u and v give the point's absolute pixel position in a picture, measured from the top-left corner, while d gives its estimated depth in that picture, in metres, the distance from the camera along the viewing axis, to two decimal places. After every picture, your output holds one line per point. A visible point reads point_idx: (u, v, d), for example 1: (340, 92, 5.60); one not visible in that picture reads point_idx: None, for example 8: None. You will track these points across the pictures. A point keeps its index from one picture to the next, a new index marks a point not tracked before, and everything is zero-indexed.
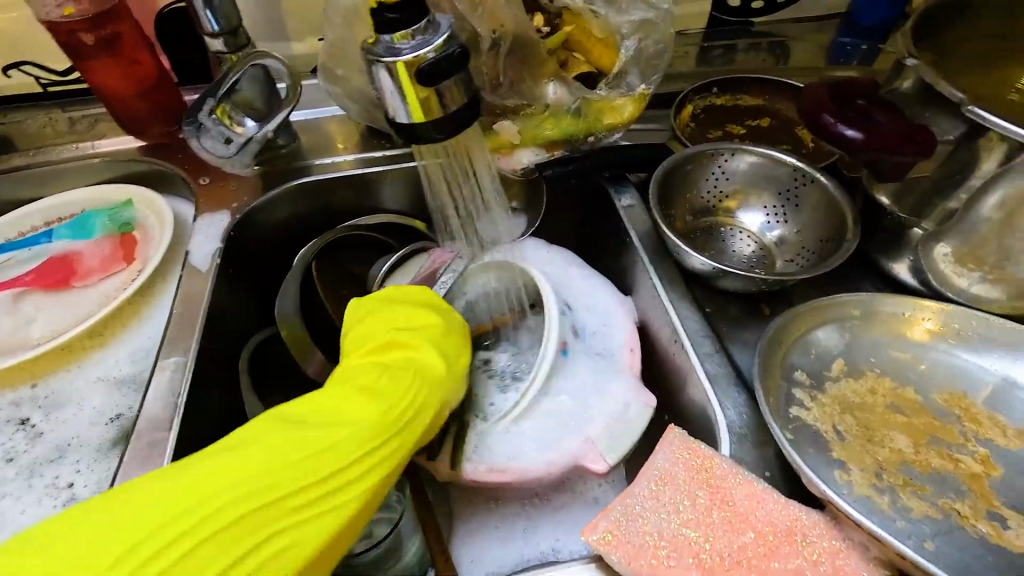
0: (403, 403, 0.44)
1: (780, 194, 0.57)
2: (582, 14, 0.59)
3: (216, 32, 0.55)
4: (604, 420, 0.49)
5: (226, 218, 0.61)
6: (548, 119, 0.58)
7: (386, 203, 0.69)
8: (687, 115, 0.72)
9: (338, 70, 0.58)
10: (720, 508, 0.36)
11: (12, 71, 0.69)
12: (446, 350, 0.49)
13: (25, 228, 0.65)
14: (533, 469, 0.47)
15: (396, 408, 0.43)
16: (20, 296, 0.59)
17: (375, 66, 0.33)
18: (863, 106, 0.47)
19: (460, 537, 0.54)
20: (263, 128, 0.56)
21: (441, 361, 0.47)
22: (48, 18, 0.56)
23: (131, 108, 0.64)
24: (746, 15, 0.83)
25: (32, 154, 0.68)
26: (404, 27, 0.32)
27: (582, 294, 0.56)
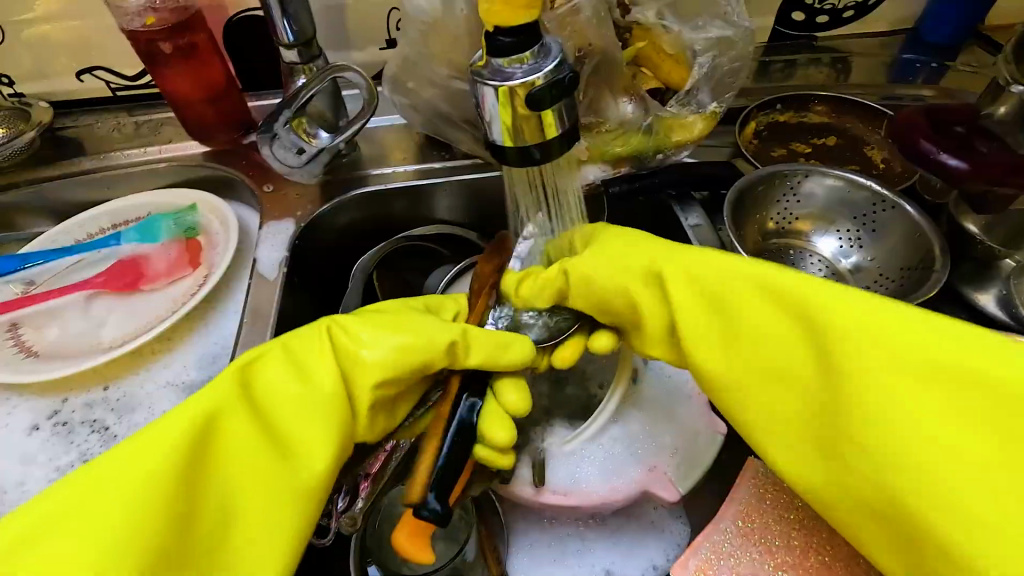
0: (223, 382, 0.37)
1: (856, 219, 0.56)
2: (654, 30, 0.57)
3: (292, 43, 0.56)
4: (668, 447, 0.48)
5: (292, 227, 0.62)
6: (621, 136, 0.57)
7: (442, 214, 0.69)
8: (750, 132, 0.71)
9: (410, 83, 0.58)
10: (818, 552, 0.36)
11: (85, 76, 0.71)
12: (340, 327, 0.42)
13: (94, 231, 0.66)
14: (598, 495, 0.46)
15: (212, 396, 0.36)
16: (92, 298, 0.60)
17: (482, 88, 0.33)
18: (962, 134, 0.47)
19: (517, 554, 0.53)
20: (336, 140, 0.57)
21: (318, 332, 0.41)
22: (130, 27, 0.57)
23: (199, 115, 0.65)
24: (811, 29, 0.81)
25: (102, 158, 0.70)
26: (519, 52, 0.31)
27: None
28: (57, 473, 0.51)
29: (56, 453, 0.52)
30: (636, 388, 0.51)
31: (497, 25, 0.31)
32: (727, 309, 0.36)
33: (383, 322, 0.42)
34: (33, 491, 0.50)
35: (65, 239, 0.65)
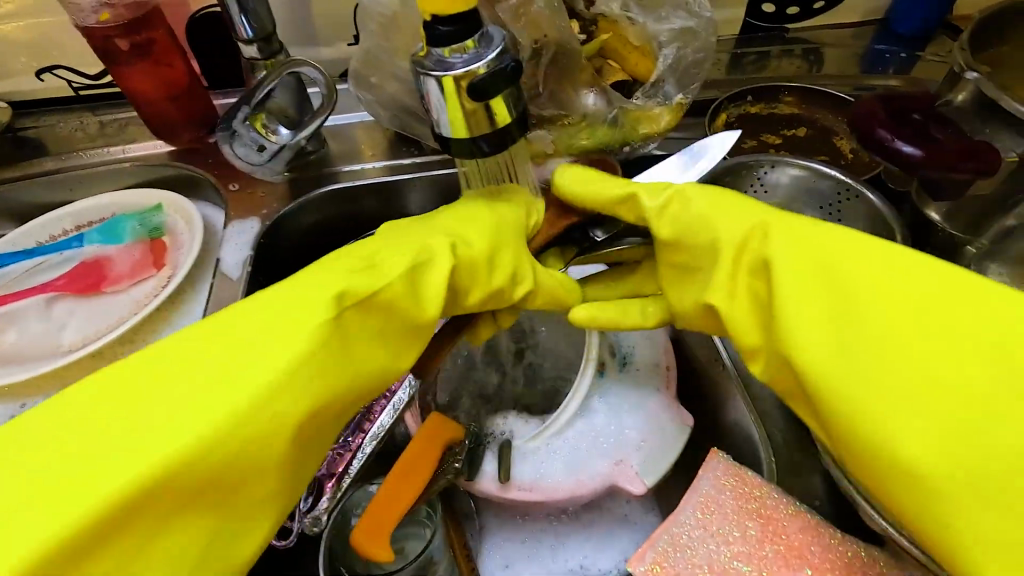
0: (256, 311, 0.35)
1: (822, 208, 0.56)
2: (619, 22, 0.56)
3: (250, 38, 0.55)
4: (633, 442, 0.48)
5: (257, 225, 0.61)
6: (585, 128, 0.56)
7: (412, 210, 0.68)
8: (720, 124, 0.71)
9: (373, 78, 0.58)
10: (772, 541, 0.36)
11: (46, 75, 0.69)
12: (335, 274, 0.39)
13: (56, 232, 0.65)
14: (563, 489, 0.46)
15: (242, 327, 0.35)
16: (53, 301, 0.59)
17: (424, 79, 0.32)
18: (919, 121, 0.47)
19: (487, 548, 0.53)
20: (297, 136, 0.56)
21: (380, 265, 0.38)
22: (84, 24, 0.56)
23: (162, 114, 0.64)
24: (781, 21, 0.81)
25: (65, 159, 0.69)
26: (459, 41, 0.31)
27: None
28: None
29: None
30: (602, 381, 0.50)
31: (437, 13, 0.30)
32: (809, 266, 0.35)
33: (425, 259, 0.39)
34: None
35: (26, 241, 0.64)
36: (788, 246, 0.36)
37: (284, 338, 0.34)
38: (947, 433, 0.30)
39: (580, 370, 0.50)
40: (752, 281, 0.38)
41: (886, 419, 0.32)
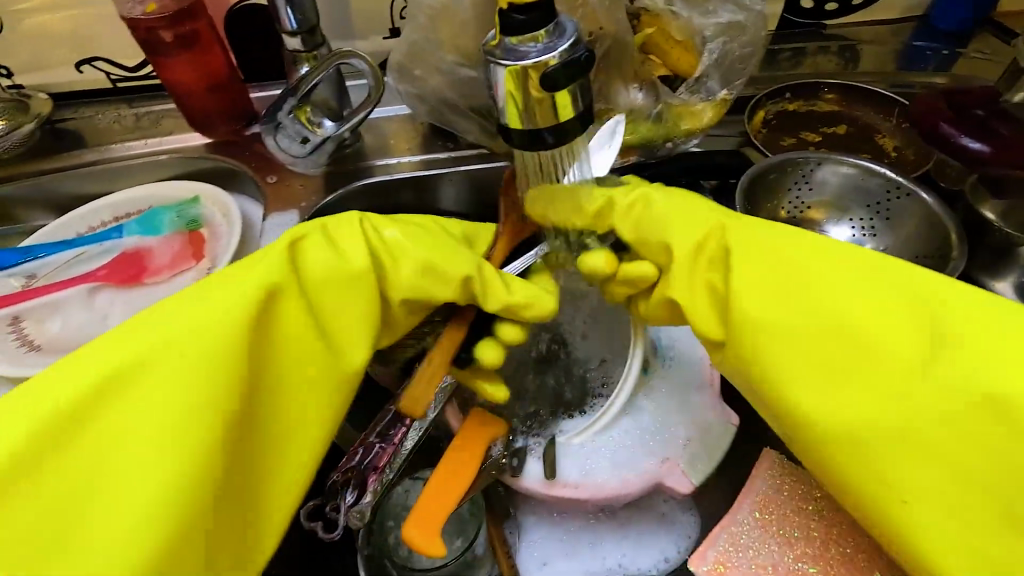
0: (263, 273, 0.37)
1: (869, 207, 0.55)
2: (662, 16, 0.56)
3: (295, 30, 0.55)
4: (680, 440, 0.47)
5: (296, 218, 0.61)
6: (629, 124, 0.55)
7: (446, 205, 0.68)
8: (759, 120, 0.70)
9: (415, 71, 0.57)
10: (837, 542, 0.36)
11: (85, 67, 0.70)
12: (382, 235, 0.41)
13: (96, 224, 0.65)
14: (610, 487, 0.45)
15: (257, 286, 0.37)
16: (94, 291, 0.60)
17: (494, 69, 0.32)
18: (981, 117, 0.46)
19: (526, 546, 0.53)
20: (341, 128, 0.55)
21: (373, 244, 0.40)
22: (130, 15, 0.56)
23: (201, 106, 0.64)
24: (819, 17, 0.80)
25: (103, 151, 0.69)
26: (532, 30, 0.30)
27: None
28: None
29: None
30: (648, 381, 0.50)
31: (512, 1, 0.30)
32: (777, 271, 0.35)
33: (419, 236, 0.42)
34: None
35: (66, 232, 0.65)
36: (746, 242, 0.36)
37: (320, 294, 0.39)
38: (873, 415, 0.32)
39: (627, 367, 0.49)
40: (709, 274, 0.38)
41: (813, 398, 0.33)
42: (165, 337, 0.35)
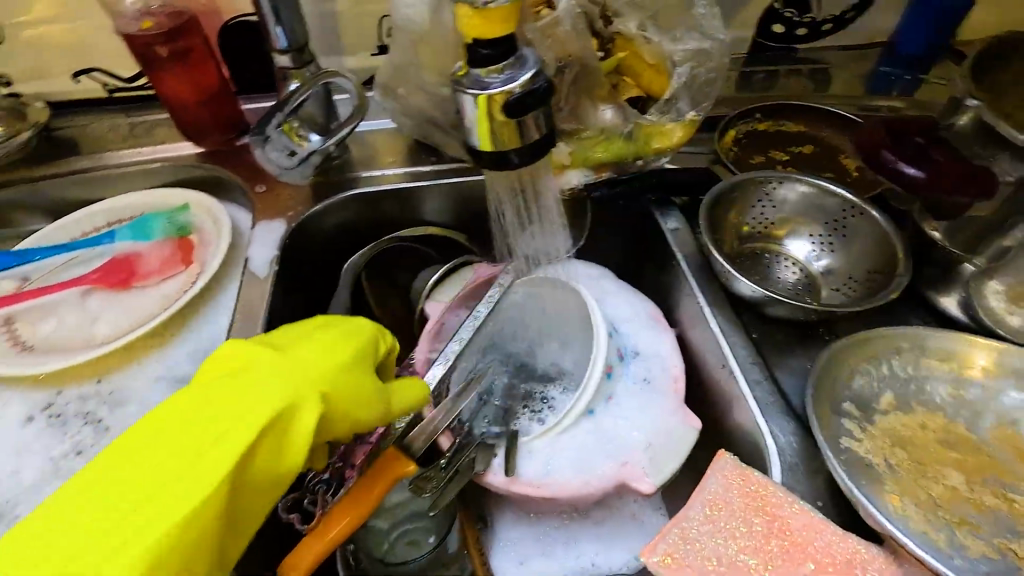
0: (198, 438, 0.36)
1: (828, 224, 0.58)
2: (635, 40, 0.59)
3: (284, 49, 0.57)
4: (640, 444, 0.50)
5: (283, 227, 0.63)
6: (601, 142, 0.59)
7: (430, 215, 0.70)
8: (730, 139, 0.73)
9: (400, 89, 0.60)
10: (778, 536, 0.37)
11: (82, 77, 0.72)
12: (307, 377, 0.41)
13: (89, 228, 0.67)
14: (572, 486, 0.48)
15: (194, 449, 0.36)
16: (86, 294, 0.61)
17: (462, 96, 0.34)
18: (922, 143, 0.51)
19: (501, 545, 0.55)
20: (327, 143, 0.58)
21: (306, 390, 0.40)
22: (127, 31, 0.59)
23: (194, 118, 0.66)
24: (790, 42, 0.84)
25: (97, 158, 0.71)
26: (496, 63, 0.33)
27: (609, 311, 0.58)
28: (48, 464, 0.51)
29: (46, 445, 0.52)
30: (610, 384, 0.53)
31: (478, 37, 0.32)
32: None
33: (318, 357, 0.43)
34: (27, 479, 0.50)
35: (59, 236, 0.67)
36: None
37: (264, 438, 0.38)
38: None
39: (588, 374, 0.52)
40: None
41: None
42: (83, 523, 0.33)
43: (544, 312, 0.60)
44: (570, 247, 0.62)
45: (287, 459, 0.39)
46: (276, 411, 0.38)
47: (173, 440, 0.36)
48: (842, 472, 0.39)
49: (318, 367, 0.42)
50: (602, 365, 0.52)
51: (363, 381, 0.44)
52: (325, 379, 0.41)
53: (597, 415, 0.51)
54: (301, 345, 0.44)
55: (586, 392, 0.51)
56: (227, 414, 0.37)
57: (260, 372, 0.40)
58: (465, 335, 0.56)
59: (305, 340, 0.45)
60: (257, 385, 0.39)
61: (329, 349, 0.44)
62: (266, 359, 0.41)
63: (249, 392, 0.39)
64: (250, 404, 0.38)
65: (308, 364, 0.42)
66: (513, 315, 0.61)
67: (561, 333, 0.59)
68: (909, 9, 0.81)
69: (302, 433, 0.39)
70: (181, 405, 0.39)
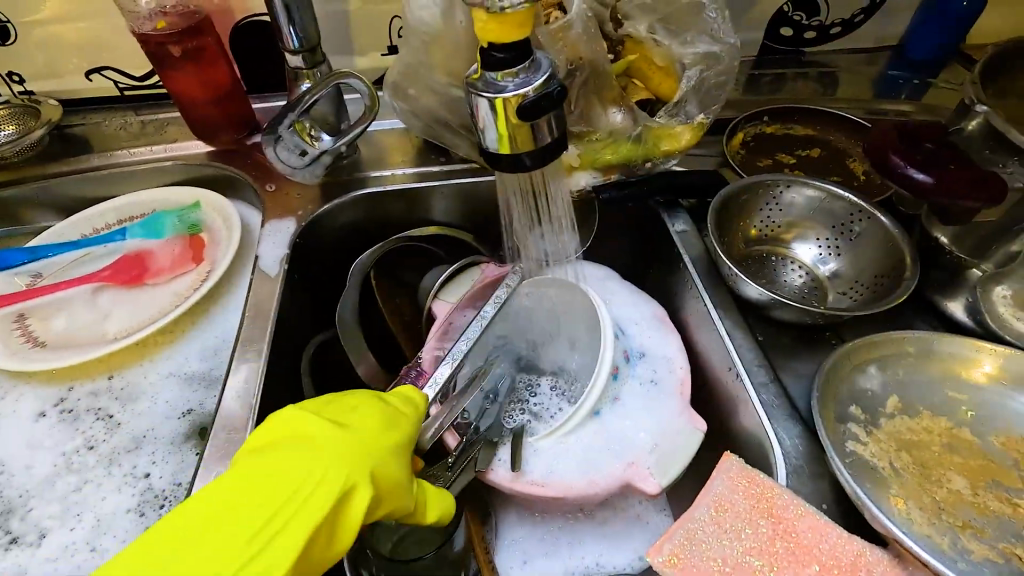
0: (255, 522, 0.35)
1: (834, 228, 0.58)
2: (645, 43, 0.59)
3: (296, 48, 0.58)
4: (644, 445, 0.50)
5: (292, 226, 0.64)
6: (609, 145, 0.59)
7: (438, 216, 0.71)
8: (737, 142, 0.74)
9: (410, 90, 0.61)
10: (783, 538, 0.37)
11: (95, 75, 0.73)
12: (362, 461, 0.40)
13: (100, 226, 0.68)
14: (577, 486, 0.48)
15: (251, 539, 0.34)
16: (98, 291, 0.62)
17: (476, 99, 0.35)
18: (932, 150, 0.50)
19: (506, 544, 0.56)
20: (338, 143, 0.59)
21: (362, 474, 0.39)
22: (141, 31, 0.59)
23: (206, 117, 0.67)
24: (798, 45, 0.84)
25: (109, 155, 0.72)
26: (510, 67, 0.33)
27: (616, 312, 0.59)
28: (61, 458, 0.51)
29: (59, 440, 0.52)
30: (615, 386, 0.53)
31: (493, 41, 0.33)
32: None
33: (369, 434, 0.42)
34: (40, 474, 0.50)
35: (71, 233, 0.67)
36: None
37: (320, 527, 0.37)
38: None
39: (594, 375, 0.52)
40: None
41: None
42: None
43: (550, 313, 0.60)
44: (581, 250, 0.63)
45: (336, 547, 0.38)
46: (335, 498, 0.37)
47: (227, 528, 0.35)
48: (847, 474, 0.40)
49: (364, 447, 0.41)
50: (609, 367, 0.52)
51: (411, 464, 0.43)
52: (375, 461, 0.41)
53: (603, 417, 0.52)
54: (351, 419, 0.43)
55: (591, 393, 0.52)
56: (286, 497, 0.37)
57: (311, 454, 0.39)
58: (472, 334, 0.56)
59: (350, 412, 0.44)
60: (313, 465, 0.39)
61: (381, 427, 0.43)
62: (315, 438, 0.41)
63: (296, 476, 0.38)
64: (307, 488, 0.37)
65: (359, 444, 0.41)
66: (518, 315, 0.61)
67: (567, 335, 0.60)
68: (919, 13, 0.81)
69: (355, 519, 0.38)
70: (235, 487, 0.37)
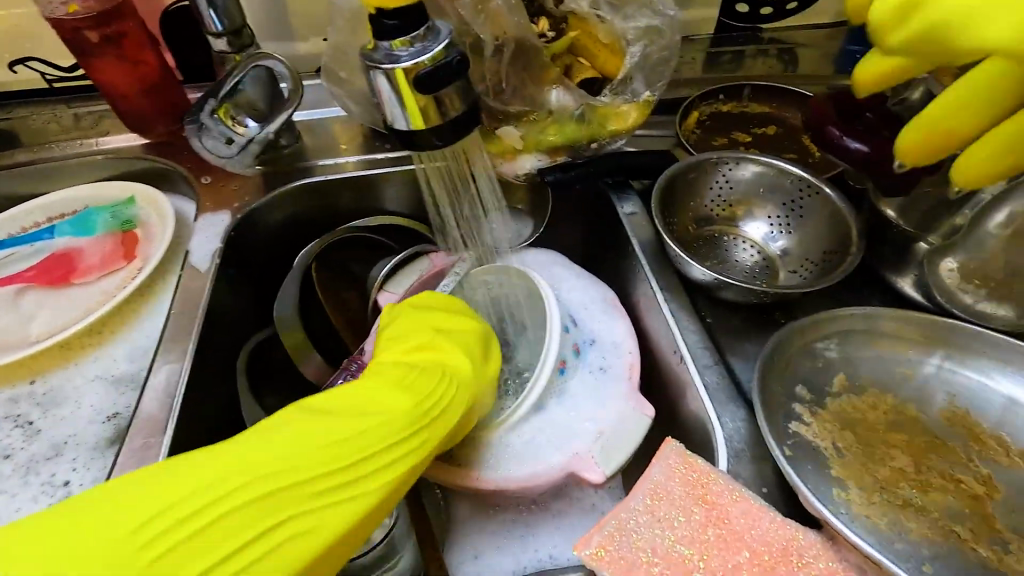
0: (386, 417, 0.42)
1: (785, 204, 0.57)
2: (588, 19, 0.58)
3: (220, 32, 0.55)
4: (588, 436, 0.49)
5: (227, 219, 0.61)
6: (551, 125, 0.57)
7: (386, 205, 0.68)
8: (693, 121, 0.72)
9: (341, 73, 0.58)
10: (715, 525, 0.36)
11: (18, 66, 0.69)
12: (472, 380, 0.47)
13: (29, 224, 0.65)
14: (516, 480, 0.47)
15: (382, 431, 0.41)
16: (22, 292, 0.59)
17: (373, 72, 0.32)
18: (873, 120, 0.50)
19: (455, 539, 0.54)
20: (265, 129, 0.56)
21: (467, 388, 0.46)
22: (52, 16, 0.56)
23: (136, 107, 0.64)
24: (756, 21, 0.82)
25: (37, 150, 0.68)
26: (405, 35, 0.31)
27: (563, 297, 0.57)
28: None
29: None
30: (563, 378, 0.52)
31: (382, 7, 0.30)
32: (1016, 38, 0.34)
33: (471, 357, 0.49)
34: None
35: None
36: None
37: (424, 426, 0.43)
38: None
39: (539, 368, 0.51)
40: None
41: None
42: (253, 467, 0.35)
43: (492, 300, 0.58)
44: (544, 226, 0.65)
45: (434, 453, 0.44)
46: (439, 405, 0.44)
47: (358, 418, 0.41)
48: (783, 458, 0.38)
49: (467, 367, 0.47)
50: (554, 363, 0.51)
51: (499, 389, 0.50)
52: (471, 397, 0.46)
53: (549, 413, 0.50)
54: (432, 368, 0.46)
55: (534, 389, 0.50)
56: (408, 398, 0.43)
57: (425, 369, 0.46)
58: None
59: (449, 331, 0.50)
60: (397, 412, 0.42)
61: (475, 353, 0.49)
62: (431, 358, 0.47)
63: (417, 384, 0.45)
64: (388, 436, 0.41)
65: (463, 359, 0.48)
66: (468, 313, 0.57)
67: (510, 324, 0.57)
68: None
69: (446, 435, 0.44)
70: (363, 392, 0.43)
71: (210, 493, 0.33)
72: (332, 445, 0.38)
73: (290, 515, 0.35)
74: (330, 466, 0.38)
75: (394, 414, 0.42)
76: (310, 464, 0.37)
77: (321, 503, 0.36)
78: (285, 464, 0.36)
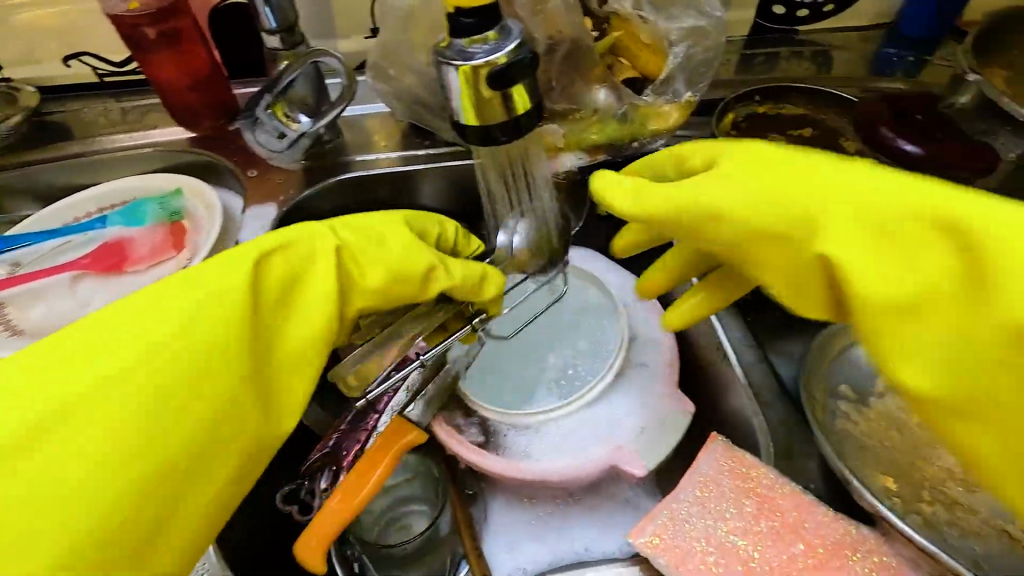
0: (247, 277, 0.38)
1: None
2: (631, 20, 0.58)
3: (273, 29, 0.57)
4: (631, 433, 0.50)
5: (275, 211, 0.63)
6: (595, 124, 0.58)
7: (424, 200, 0.70)
8: (729, 122, 0.72)
9: (390, 69, 0.59)
10: (768, 517, 0.37)
11: (72, 61, 0.71)
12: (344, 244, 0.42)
13: (81, 214, 0.67)
14: (558, 471, 0.48)
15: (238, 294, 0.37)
16: (77, 280, 0.61)
17: (445, 68, 0.34)
18: (923, 121, 0.50)
19: (493, 528, 0.55)
20: (316, 125, 0.57)
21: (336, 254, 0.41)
22: (114, 12, 0.58)
23: (185, 101, 0.66)
24: (791, 23, 0.82)
25: (89, 143, 0.71)
26: (482, 32, 0.32)
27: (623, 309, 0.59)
28: None
29: None
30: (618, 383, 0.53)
31: (460, 6, 0.32)
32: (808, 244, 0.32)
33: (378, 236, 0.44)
34: None
35: (53, 221, 0.66)
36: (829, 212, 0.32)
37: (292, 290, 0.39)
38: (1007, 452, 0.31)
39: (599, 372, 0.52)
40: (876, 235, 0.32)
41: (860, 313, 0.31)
42: (119, 333, 0.35)
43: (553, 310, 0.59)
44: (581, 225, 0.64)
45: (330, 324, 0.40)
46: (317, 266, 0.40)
47: (218, 279, 0.38)
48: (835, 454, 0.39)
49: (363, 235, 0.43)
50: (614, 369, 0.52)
51: (424, 260, 0.44)
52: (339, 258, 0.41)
53: (599, 414, 0.51)
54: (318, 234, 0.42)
55: (591, 390, 0.51)
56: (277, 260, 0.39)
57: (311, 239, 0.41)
58: None
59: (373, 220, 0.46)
60: (206, 313, 0.36)
61: (393, 232, 0.44)
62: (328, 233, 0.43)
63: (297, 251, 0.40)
64: (228, 301, 0.37)
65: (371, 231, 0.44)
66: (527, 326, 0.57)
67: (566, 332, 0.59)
68: None
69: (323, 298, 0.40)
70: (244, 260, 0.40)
71: (77, 358, 0.34)
72: (193, 310, 0.36)
73: (140, 377, 0.34)
74: (129, 385, 0.34)
75: (264, 279, 0.38)
76: (164, 326, 0.35)
77: (174, 365, 0.35)
78: (142, 329, 0.35)
